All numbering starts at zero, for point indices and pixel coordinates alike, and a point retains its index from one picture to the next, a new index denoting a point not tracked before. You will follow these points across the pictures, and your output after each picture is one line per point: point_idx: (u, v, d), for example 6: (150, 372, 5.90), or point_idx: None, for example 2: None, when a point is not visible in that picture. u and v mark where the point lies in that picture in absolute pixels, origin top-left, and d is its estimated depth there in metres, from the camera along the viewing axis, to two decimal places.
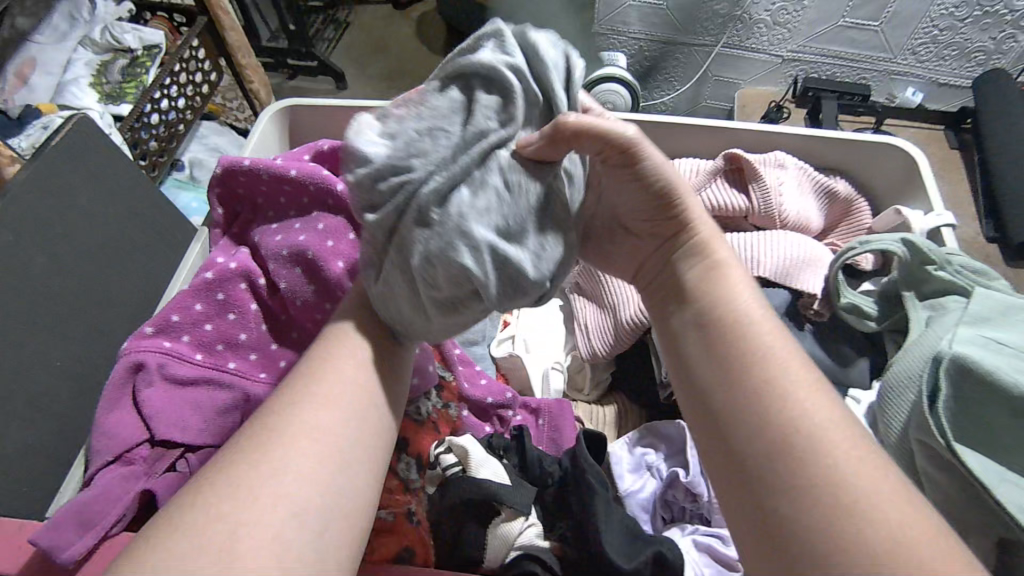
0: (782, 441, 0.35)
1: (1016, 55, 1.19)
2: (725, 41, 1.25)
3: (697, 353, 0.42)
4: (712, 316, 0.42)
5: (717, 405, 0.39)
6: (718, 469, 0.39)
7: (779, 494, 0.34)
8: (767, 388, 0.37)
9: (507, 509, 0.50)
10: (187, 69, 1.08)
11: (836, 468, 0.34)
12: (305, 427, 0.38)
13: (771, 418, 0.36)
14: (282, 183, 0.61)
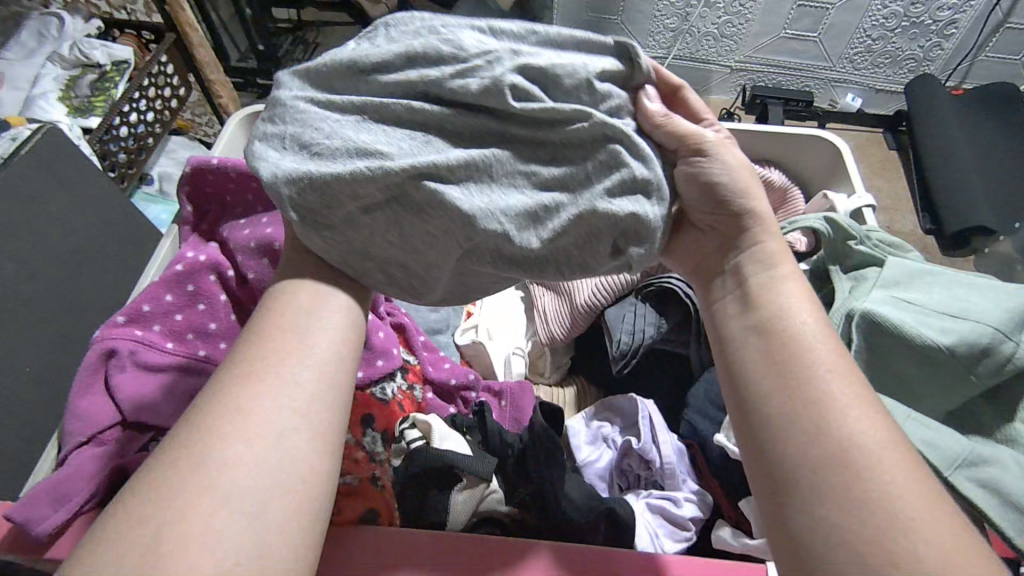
0: (841, 462, 0.35)
1: (942, 63, 1.28)
2: (675, 53, 1.31)
3: (756, 362, 0.42)
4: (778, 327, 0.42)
5: (764, 411, 0.40)
6: (756, 469, 0.39)
7: (822, 503, 0.35)
8: (823, 403, 0.38)
9: (467, 476, 0.52)
10: (156, 84, 1.10)
11: (891, 489, 0.34)
12: (272, 425, 0.36)
13: (821, 430, 0.37)
14: (249, 180, 0.64)
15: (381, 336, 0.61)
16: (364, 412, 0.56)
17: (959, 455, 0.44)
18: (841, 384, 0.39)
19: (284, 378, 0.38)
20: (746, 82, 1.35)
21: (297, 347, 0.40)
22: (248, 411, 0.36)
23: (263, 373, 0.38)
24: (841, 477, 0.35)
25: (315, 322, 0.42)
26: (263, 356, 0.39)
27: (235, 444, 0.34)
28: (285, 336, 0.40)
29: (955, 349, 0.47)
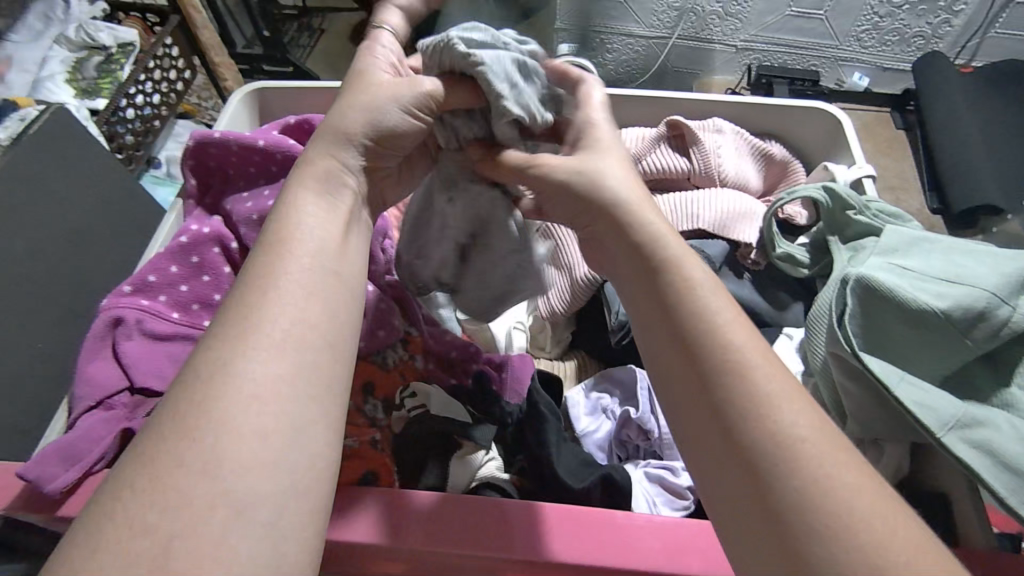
0: (775, 461, 0.32)
1: (952, 39, 1.26)
2: (680, 33, 1.30)
3: (677, 363, 0.38)
4: (693, 321, 0.38)
5: (715, 418, 0.35)
6: (724, 486, 0.34)
7: (801, 518, 0.31)
8: (755, 396, 0.34)
9: (468, 443, 0.54)
10: (161, 66, 1.10)
11: (827, 486, 0.31)
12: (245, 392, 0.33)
13: (775, 433, 0.33)
14: (251, 154, 0.65)
15: (379, 305, 0.59)
16: (364, 380, 0.56)
17: (951, 418, 0.45)
18: (768, 374, 0.35)
19: (278, 344, 0.34)
20: (752, 62, 1.34)
21: (284, 303, 0.36)
22: (245, 383, 0.32)
23: (258, 335, 0.34)
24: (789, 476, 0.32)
25: (323, 277, 0.38)
26: (257, 318, 0.34)
27: (231, 419, 0.31)
28: (277, 292, 0.36)
29: (950, 313, 0.47)
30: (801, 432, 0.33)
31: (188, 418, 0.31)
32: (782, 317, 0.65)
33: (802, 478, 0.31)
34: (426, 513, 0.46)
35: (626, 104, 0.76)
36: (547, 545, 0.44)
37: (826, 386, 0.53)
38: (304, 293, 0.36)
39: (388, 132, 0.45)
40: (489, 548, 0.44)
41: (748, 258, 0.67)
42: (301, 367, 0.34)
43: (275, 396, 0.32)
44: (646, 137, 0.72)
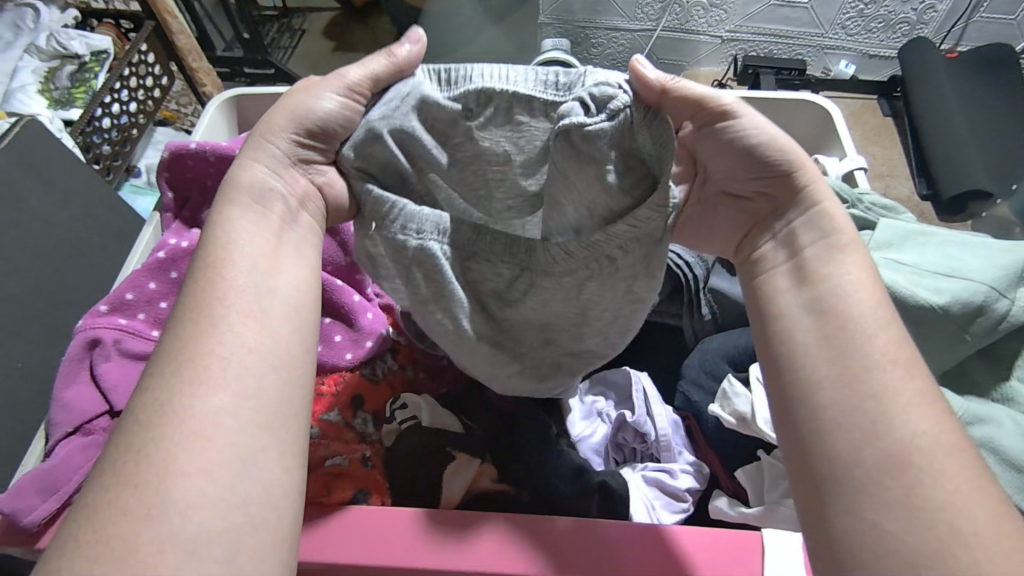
0: (883, 458, 0.34)
1: (937, 25, 1.26)
2: (664, 25, 1.28)
3: (809, 342, 0.39)
4: (832, 307, 0.39)
5: (821, 409, 0.37)
6: (807, 470, 0.36)
7: (886, 508, 0.33)
8: (881, 396, 0.36)
9: (461, 454, 0.52)
10: (138, 74, 1.08)
11: (921, 485, 0.33)
12: (201, 434, 0.32)
13: (877, 430, 0.35)
14: (229, 163, 0.63)
15: (369, 317, 0.60)
16: (352, 393, 0.56)
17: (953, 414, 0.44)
18: (899, 378, 0.36)
19: (240, 384, 0.34)
20: (737, 53, 1.32)
21: (227, 334, 0.35)
22: (191, 419, 0.32)
23: (201, 372, 0.33)
24: (894, 478, 0.33)
25: (258, 294, 0.37)
26: (194, 348, 0.34)
27: (180, 451, 0.31)
28: (217, 323, 0.35)
29: (948, 308, 0.46)
30: (919, 436, 0.34)
31: (137, 460, 0.31)
32: None
33: (904, 476, 0.33)
34: (425, 533, 0.45)
35: None
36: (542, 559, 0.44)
37: None
38: (242, 317, 0.36)
39: (319, 128, 0.43)
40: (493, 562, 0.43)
41: None
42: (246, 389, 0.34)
43: (229, 423, 0.33)
44: None
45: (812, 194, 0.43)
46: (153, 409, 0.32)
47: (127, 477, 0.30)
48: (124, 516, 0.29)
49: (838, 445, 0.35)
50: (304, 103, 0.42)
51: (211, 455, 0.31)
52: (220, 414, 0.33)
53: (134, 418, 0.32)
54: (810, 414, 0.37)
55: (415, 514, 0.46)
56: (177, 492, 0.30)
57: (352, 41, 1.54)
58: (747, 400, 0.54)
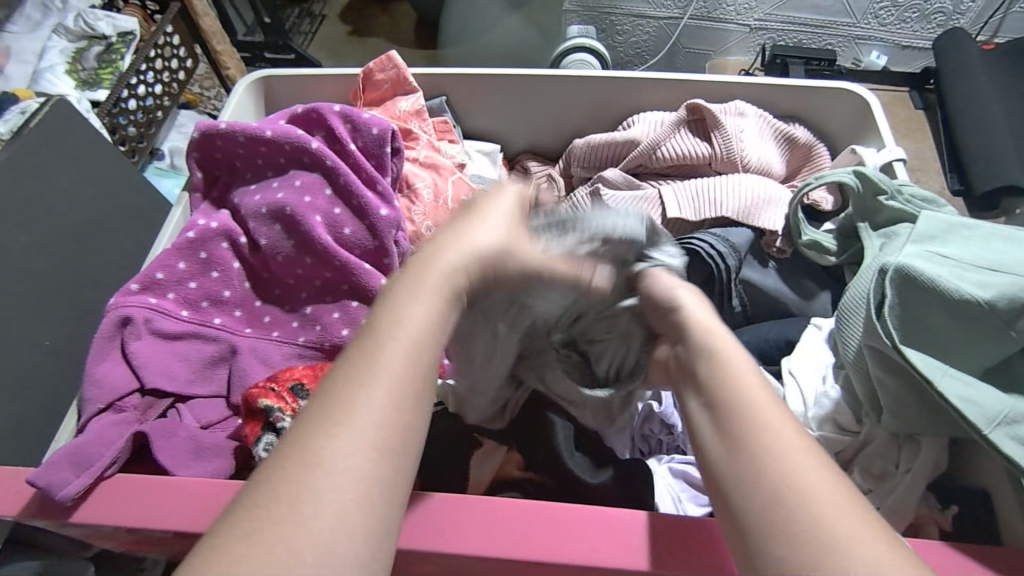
0: (770, 501, 0.33)
1: (974, 15, 1.22)
2: (692, 13, 1.25)
3: (704, 415, 0.38)
4: (712, 382, 0.38)
5: (719, 463, 0.36)
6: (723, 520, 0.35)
7: (776, 549, 0.32)
8: (756, 440, 0.35)
9: (486, 441, 0.53)
10: (163, 56, 1.08)
11: (814, 530, 0.32)
12: (335, 488, 0.31)
13: (756, 466, 0.34)
14: (258, 145, 0.63)
15: None
16: None
17: (999, 414, 0.43)
18: (775, 423, 0.36)
19: (372, 439, 0.33)
20: (766, 42, 1.30)
21: (372, 400, 0.34)
22: (326, 469, 0.31)
23: (344, 428, 0.33)
24: (774, 522, 0.32)
25: (418, 363, 0.36)
26: (345, 409, 0.33)
27: (299, 500, 0.31)
28: (369, 380, 0.34)
29: (994, 304, 0.45)
30: (803, 479, 0.33)
31: (283, 490, 0.31)
32: (810, 307, 0.62)
33: (785, 511, 0.33)
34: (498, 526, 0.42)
35: (646, 86, 0.73)
36: (567, 547, 0.41)
37: (865, 384, 0.50)
38: (389, 390, 0.34)
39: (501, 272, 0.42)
40: (519, 552, 0.41)
41: (774, 247, 0.64)
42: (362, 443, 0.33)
43: (355, 493, 0.31)
44: (665, 123, 0.70)
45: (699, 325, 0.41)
46: (292, 448, 0.32)
47: (267, 506, 0.31)
48: (253, 541, 0.30)
49: (734, 493, 0.34)
50: (533, 256, 0.43)
51: (338, 510, 0.31)
52: (347, 478, 0.32)
53: (280, 464, 0.32)
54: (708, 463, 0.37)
55: (447, 500, 0.44)
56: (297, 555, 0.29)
57: (372, 28, 1.54)
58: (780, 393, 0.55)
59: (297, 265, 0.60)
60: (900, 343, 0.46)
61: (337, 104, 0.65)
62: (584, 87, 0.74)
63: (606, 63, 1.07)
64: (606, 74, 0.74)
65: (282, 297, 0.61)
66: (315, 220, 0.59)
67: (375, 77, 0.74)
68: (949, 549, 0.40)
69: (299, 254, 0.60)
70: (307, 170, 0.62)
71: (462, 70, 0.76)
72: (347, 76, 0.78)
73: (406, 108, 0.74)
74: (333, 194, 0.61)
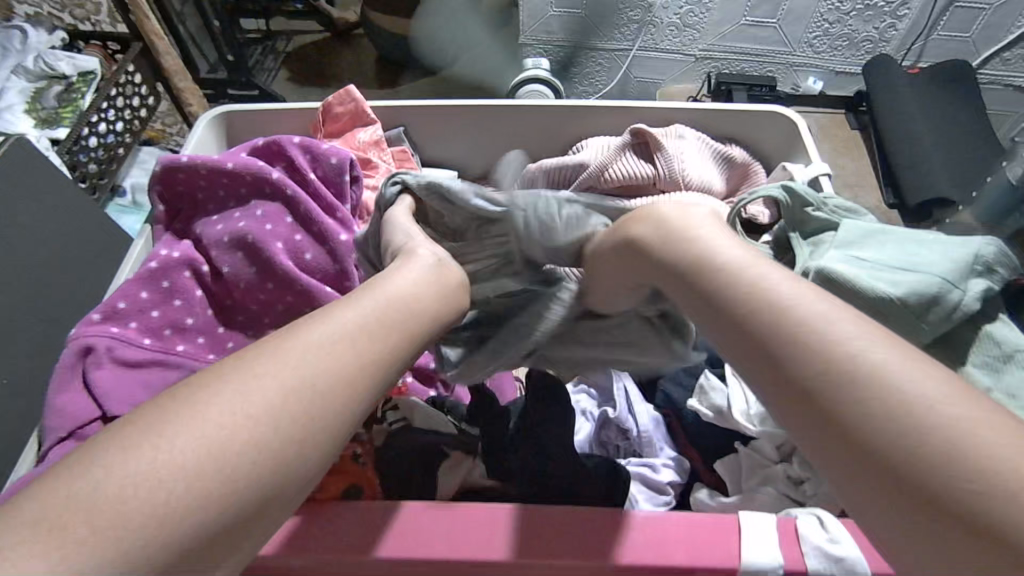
0: (850, 366, 0.31)
1: (898, 42, 1.32)
2: (640, 45, 1.33)
3: (733, 303, 0.37)
4: (725, 264, 0.39)
5: (765, 337, 0.34)
6: (789, 400, 0.33)
7: (852, 400, 0.30)
8: (804, 309, 0.35)
9: (455, 452, 0.55)
10: (124, 94, 1.09)
11: (893, 372, 0.30)
12: (286, 368, 0.34)
13: (802, 329, 0.33)
14: (220, 176, 0.65)
15: None
16: None
17: None
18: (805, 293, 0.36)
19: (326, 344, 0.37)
20: (710, 70, 1.38)
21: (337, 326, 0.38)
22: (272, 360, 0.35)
23: (290, 344, 0.36)
24: (855, 376, 0.31)
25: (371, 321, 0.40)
26: (303, 331, 0.37)
27: (248, 386, 0.33)
28: (327, 321, 0.39)
29: (906, 299, 0.49)
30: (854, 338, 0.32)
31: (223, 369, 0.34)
32: None
33: (863, 367, 0.31)
34: (439, 532, 0.45)
35: (592, 114, 0.78)
36: (565, 546, 0.44)
37: None
38: (350, 325, 0.39)
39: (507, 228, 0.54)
40: (515, 553, 0.44)
41: None
42: (295, 374, 0.35)
43: (298, 382, 0.34)
44: (611, 147, 0.75)
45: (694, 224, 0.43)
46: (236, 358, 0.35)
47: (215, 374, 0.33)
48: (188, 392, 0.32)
49: (801, 358, 0.33)
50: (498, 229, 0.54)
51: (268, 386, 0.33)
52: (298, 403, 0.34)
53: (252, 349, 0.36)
54: (749, 347, 0.35)
55: (370, 509, 0.46)
56: (191, 460, 0.29)
57: (336, 65, 1.58)
58: (723, 393, 0.57)
59: (259, 291, 0.61)
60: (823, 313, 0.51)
61: (297, 136, 0.68)
62: (534, 116, 0.78)
63: (559, 92, 1.12)
64: (554, 102, 0.78)
65: (245, 322, 0.62)
66: (277, 247, 0.61)
67: (335, 110, 0.77)
68: None
69: (262, 280, 0.61)
70: (268, 199, 0.65)
71: (418, 102, 0.79)
72: (306, 111, 0.81)
73: (365, 139, 0.77)
74: (296, 221, 0.64)
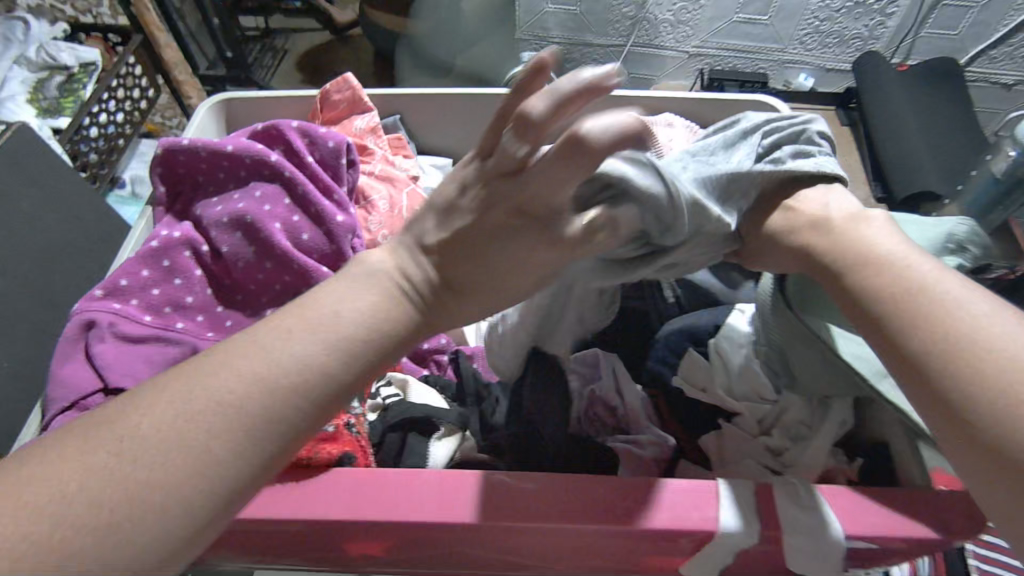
0: (989, 365, 0.35)
1: (886, 40, 1.34)
2: (634, 41, 1.34)
3: (869, 298, 0.41)
4: (867, 258, 0.43)
5: (898, 334, 0.39)
6: (921, 396, 0.37)
7: (982, 394, 0.34)
8: (946, 306, 0.38)
9: (446, 425, 0.57)
10: (125, 86, 1.11)
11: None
12: (222, 385, 0.36)
13: (942, 325, 0.37)
14: (221, 159, 0.67)
15: None
16: None
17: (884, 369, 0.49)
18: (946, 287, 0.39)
19: (269, 359, 0.37)
20: (703, 67, 1.40)
21: (299, 338, 0.37)
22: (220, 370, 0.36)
23: (246, 355, 0.37)
24: (994, 373, 0.35)
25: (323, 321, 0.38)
26: (259, 342, 0.37)
27: (194, 392, 0.35)
28: (311, 313, 0.39)
29: None
30: (1003, 335, 0.36)
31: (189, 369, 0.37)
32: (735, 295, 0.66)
33: (996, 368, 0.35)
34: (430, 495, 0.46)
35: None
36: (545, 512, 0.46)
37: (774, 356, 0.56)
38: (321, 326, 0.38)
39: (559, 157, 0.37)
40: (488, 517, 0.45)
41: None
42: (236, 394, 0.36)
43: (227, 400, 0.35)
44: None
45: (838, 219, 0.46)
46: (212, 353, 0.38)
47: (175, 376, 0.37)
48: (156, 391, 0.36)
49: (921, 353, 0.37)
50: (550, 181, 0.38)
51: (207, 406, 0.35)
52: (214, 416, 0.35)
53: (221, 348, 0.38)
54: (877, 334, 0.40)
55: (358, 474, 0.48)
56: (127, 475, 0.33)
57: (335, 64, 1.60)
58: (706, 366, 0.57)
59: (257, 270, 0.63)
60: (826, 320, 0.51)
61: (295, 120, 0.69)
62: None
63: None
64: None
65: (244, 301, 0.64)
66: (275, 227, 0.63)
67: (332, 97, 0.79)
68: (860, 494, 0.47)
69: (260, 260, 0.63)
70: (266, 181, 0.66)
71: (413, 91, 0.81)
72: (302, 100, 0.83)
73: (361, 126, 0.79)
74: (293, 203, 0.65)
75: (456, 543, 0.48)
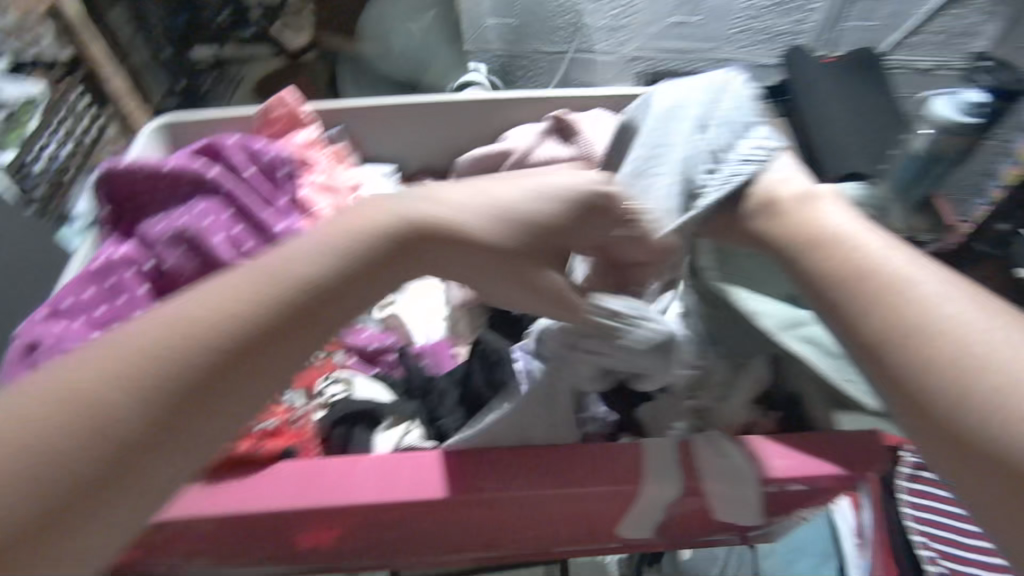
0: (954, 363, 0.36)
1: (815, 34, 1.40)
2: (574, 47, 1.39)
3: (842, 303, 0.42)
4: (840, 261, 0.44)
5: (868, 337, 0.40)
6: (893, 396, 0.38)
7: (948, 392, 0.35)
8: (916, 305, 0.39)
9: (390, 416, 0.60)
10: (70, 117, 1.12)
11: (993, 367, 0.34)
12: (177, 313, 0.35)
13: (912, 325, 0.38)
14: (159, 179, 0.68)
15: None
16: None
17: (785, 321, 0.55)
18: (918, 285, 0.40)
19: (226, 294, 0.37)
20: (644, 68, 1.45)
21: (261, 273, 0.38)
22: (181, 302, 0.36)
23: (213, 289, 0.37)
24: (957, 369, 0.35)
25: (285, 268, 0.39)
26: (227, 280, 0.38)
27: (150, 320, 0.35)
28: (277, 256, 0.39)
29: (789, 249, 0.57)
30: (969, 329, 0.36)
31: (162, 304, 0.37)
32: None
33: (962, 366, 0.35)
34: (372, 473, 0.49)
35: (516, 105, 0.84)
36: (483, 479, 0.48)
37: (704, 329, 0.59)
38: (276, 268, 0.39)
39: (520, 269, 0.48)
40: (424, 489, 0.48)
41: None
42: (183, 319, 0.35)
43: (172, 326, 0.35)
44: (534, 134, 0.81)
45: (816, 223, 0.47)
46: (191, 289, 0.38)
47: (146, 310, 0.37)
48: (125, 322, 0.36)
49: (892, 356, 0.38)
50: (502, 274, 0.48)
51: (158, 329, 0.35)
52: (154, 346, 0.34)
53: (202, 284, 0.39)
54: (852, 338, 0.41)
55: (302, 464, 0.50)
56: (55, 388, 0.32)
57: None
58: None
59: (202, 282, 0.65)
60: (736, 287, 0.56)
61: (232, 137, 0.72)
62: (462, 109, 0.84)
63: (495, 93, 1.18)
64: (478, 96, 0.83)
65: None
66: (216, 240, 0.65)
67: (272, 114, 0.82)
68: (776, 443, 0.52)
69: (204, 271, 0.65)
70: (206, 196, 0.68)
71: (353, 103, 0.85)
72: (243, 119, 0.85)
73: (302, 140, 0.81)
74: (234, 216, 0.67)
75: (403, 521, 0.51)
